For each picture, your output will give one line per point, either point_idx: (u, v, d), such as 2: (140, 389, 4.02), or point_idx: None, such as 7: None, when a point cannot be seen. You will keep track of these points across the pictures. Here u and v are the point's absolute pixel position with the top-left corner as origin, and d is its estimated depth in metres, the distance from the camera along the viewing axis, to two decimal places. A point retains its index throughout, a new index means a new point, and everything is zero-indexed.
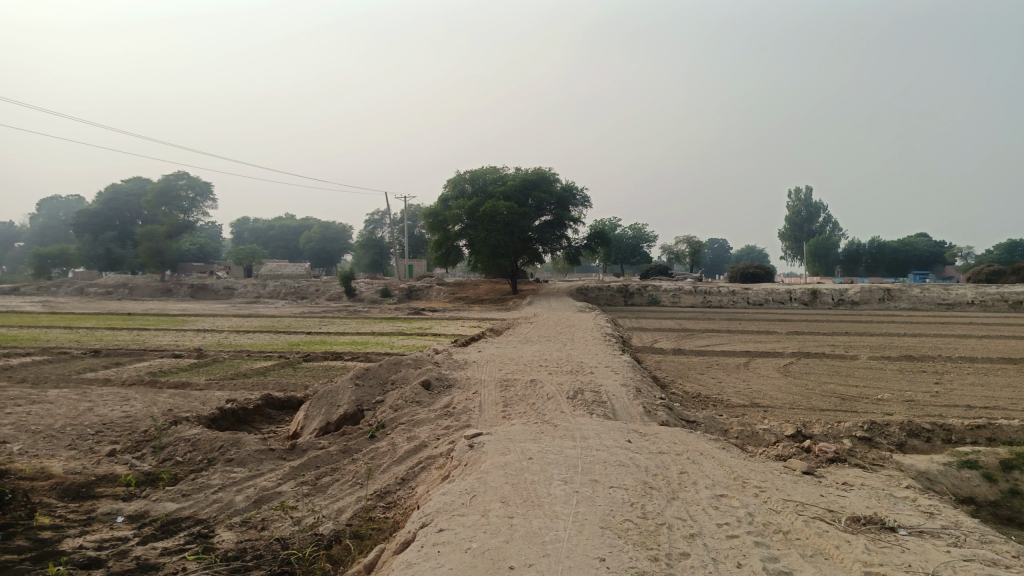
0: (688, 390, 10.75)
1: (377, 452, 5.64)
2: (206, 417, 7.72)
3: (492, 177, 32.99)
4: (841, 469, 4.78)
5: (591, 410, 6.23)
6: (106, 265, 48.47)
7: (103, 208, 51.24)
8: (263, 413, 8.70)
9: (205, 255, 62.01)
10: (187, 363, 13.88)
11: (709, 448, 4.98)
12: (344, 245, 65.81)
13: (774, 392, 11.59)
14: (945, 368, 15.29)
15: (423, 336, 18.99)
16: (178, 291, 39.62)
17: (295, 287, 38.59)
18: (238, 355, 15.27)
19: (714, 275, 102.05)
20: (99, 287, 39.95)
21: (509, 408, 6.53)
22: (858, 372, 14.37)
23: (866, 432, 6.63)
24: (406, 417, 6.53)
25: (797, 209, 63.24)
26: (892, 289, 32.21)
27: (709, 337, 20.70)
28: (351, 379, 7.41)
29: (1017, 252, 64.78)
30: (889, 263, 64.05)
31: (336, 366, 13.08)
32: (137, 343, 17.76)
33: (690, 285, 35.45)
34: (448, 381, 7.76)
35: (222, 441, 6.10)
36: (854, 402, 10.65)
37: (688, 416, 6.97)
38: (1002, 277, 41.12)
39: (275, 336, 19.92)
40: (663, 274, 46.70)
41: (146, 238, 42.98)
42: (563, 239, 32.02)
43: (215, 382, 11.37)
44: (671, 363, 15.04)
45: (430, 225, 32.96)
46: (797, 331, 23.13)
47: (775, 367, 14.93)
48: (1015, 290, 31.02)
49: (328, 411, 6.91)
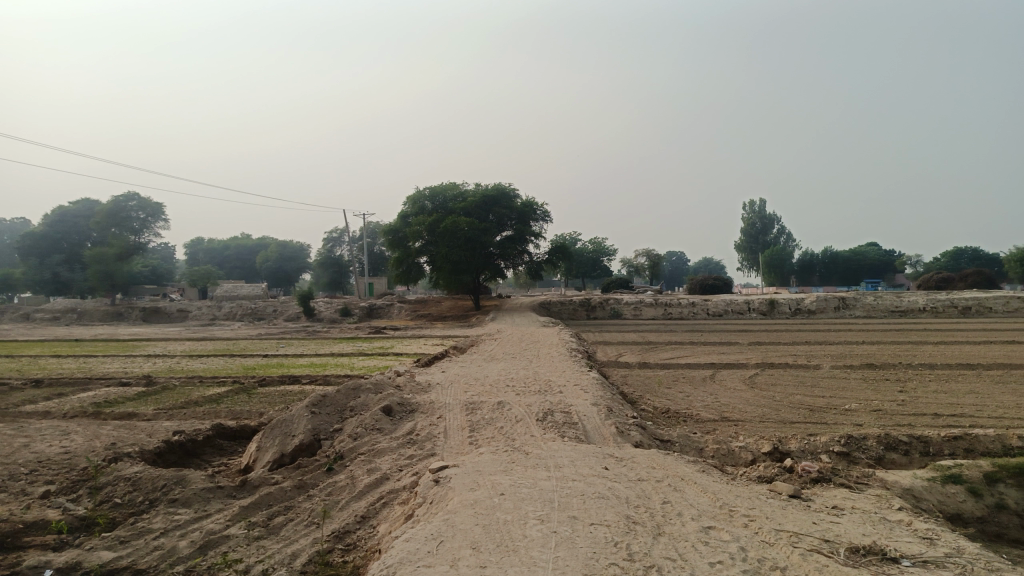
0: (657, 406, 10.53)
1: (335, 487, 5.24)
2: (151, 451, 7.23)
3: (452, 194, 32.69)
4: (828, 491, 4.54)
5: (563, 434, 5.93)
6: (53, 289, 46.77)
7: (50, 230, 49.49)
8: (213, 444, 8.21)
9: (158, 276, 60.29)
10: (134, 391, 13.19)
11: (689, 471, 4.72)
12: (302, 264, 64.71)
13: (741, 404, 11.43)
14: (906, 375, 15.36)
15: (384, 355, 18.50)
16: (129, 315, 38.33)
17: (252, 308, 37.64)
18: (190, 382, 14.63)
19: (673, 286, 103.01)
20: (46, 312, 38.45)
21: (476, 434, 6.19)
22: (821, 382, 14.35)
23: (845, 446, 6.46)
24: (366, 446, 6.14)
25: (751, 221, 64.13)
26: (848, 297, 32.69)
27: (673, 350, 20.59)
28: (307, 406, 6.99)
29: (963, 259, 66.68)
30: (843, 273, 65.34)
31: (293, 391, 12.56)
32: (83, 371, 16.94)
33: (652, 298, 35.52)
34: (411, 405, 7.39)
35: (165, 481, 5.63)
36: (822, 414, 10.54)
37: (662, 436, 6.72)
38: (951, 284, 42.17)
39: (231, 360, 19.21)
40: (624, 288, 46.82)
41: (94, 261, 41.54)
42: (525, 255, 31.81)
43: (163, 412, 10.77)
44: (638, 377, 14.83)
45: (389, 242, 32.44)
46: (759, 341, 23.20)
47: (739, 379, 14.82)
48: (965, 296, 31.74)
49: (282, 442, 6.49)
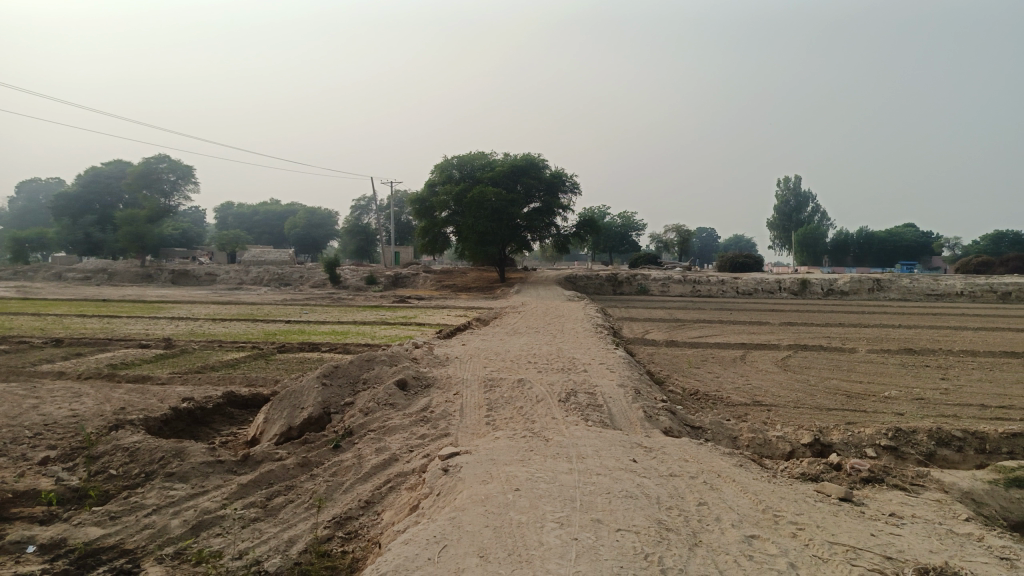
0: (686, 387, 10.08)
1: (341, 467, 4.88)
2: (156, 419, 6.97)
3: (480, 163, 32.14)
4: (881, 494, 4.07)
5: (587, 417, 5.51)
6: (86, 250, 47.26)
7: (83, 191, 49.91)
8: (224, 412, 7.94)
9: (188, 240, 60.71)
10: (153, 354, 13.00)
11: (726, 466, 4.27)
12: (329, 231, 64.71)
13: (774, 389, 10.89)
14: (947, 362, 14.63)
15: (406, 325, 18.17)
16: (158, 277, 38.58)
17: (279, 273, 37.64)
18: (209, 346, 14.43)
19: (703, 262, 101.54)
20: (78, 272, 38.79)
21: (493, 413, 5.80)
22: (857, 367, 13.71)
23: (891, 440, 5.97)
24: (377, 423, 5.78)
25: (785, 198, 62.75)
26: (882, 279, 31.67)
27: (702, 328, 20.01)
28: (317, 378, 6.65)
29: (1003, 243, 64.76)
30: (877, 254, 63.86)
31: (312, 359, 12.26)
32: (106, 332, 16.86)
33: (680, 274, 34.83)
34: (427, 380, 7.01)
35: (163, 452, 5.30)
36: (861, 401, 9.99)
37: (693, 421, 6.28)
38: (991, 268, 40.82)
39: (253, 325, 19.04)
40: (653, 263, 46.08)
41: (125, 222, 41.78)
42: (552, 227, 31.26)
43: (178, 377, 10.53)
44: (665, 356, 14.36)
45: (416, 211, 32.03)
46: (790, 321, 22.53)
47: (772, 361, 14.23)
48: (1004, 281, 30.62)
49: (290, 414, 6.17)
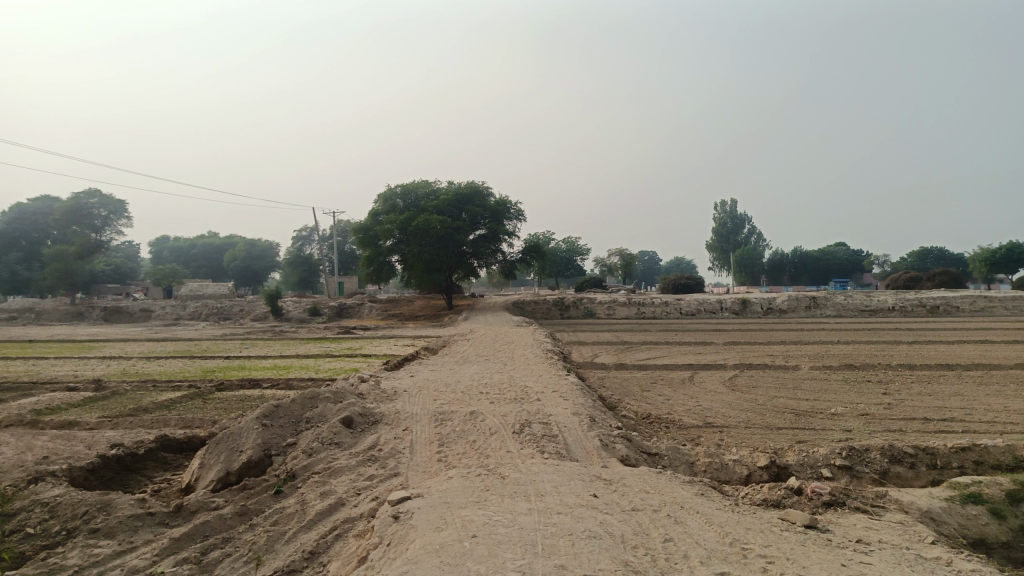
0: (638, 411, 9.99)
1: (283, 515, 4.56)
2: (82, 468, 6.50)
3: (424, 192, 31.92)
4: (845, 519, 3.99)
5: (542, 449, 5.32)
6: (11, 289, 45.07)
7: (7, 227, 47.79)
8: (156, 458, 7.48)
9: (121, 275, 58.52)
10: (81, 397, 12.28)
11: (689, 496, 4.14)
12: (270, 262, 63.36)
13: (725, 409, 10.90)
14: (887, 376, 14.97)
15: (352, 357, 17.72)
16: (89, 315, 36.98)
17: (218, 308, 36.52)
18: (142, 386, 13.73)
19: (645, 284, 103.01)
20: (1, 312, 36.86)
21: (445, 450, 5.57)
22: (803, 384, 13.89)
23: (846, 459, 5.96)
24: (321, 465, 5.48)
25: (723, 220, 64.20)
26: (819, 296, 32.54)
27: (649, 350, 20.11)
28: (257, 418, 6.29)
29: (929, 259, 67.57)
30: (812, 272, 65.84)
31: (253, 397, 11.77)
32: (31, 375, 15.92)
33: (625, 297, 35.13)
34: (374, 416, 6.73)
35: (86, 506, 4.89)
36: (809, 419, 10.06)
37: (649, 448, 6.16)
38: (919, 283, 42.41)
39: (190, 363, 18.28)
40: (598, 287, 46.42)
41: (54, 258, 40.07)
42: (498, 253, 31.18)
43: (108, 420, 9.93)
44: (615, 380, 14.30)
45: (360, 240, 31.55)
46: (735, 341, 22.83)
47: (720, 381, 14.30)
48: (933, 295, 31.83)
49: (228, 458, 5.81)
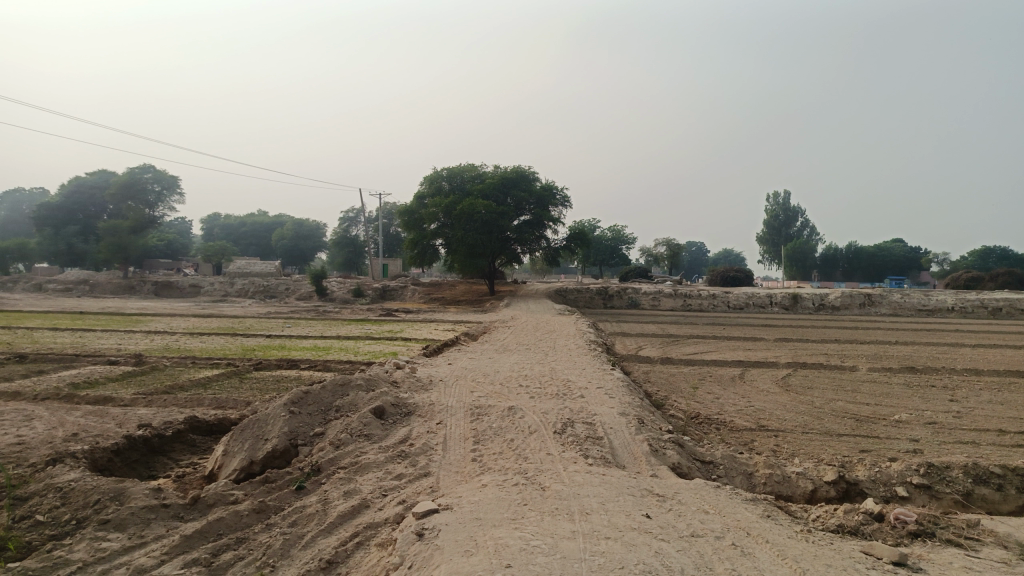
0: (687, 411, 9.46)
1: (301, 516, 4.19)
2: (105, 450, 6.29)
3: (470, 176, 31.56)
4: (938, 556, 3.43)
5: (587, 453, 4.88)
6: (68, 261, 46.28)
7: (66, 200, 49.05)
8: (184, 441, 7.26)
9: (173, 251, 59.63)
10: (121, 371, 12.24)
11: (753, 519, 3.64)
12: (317, 243, 63.95)
13: (779, 411, 10.27)
14: (951, 382, 14.12)
15: (392, 341, 17.50)
16: (141, 289, 37.69)
17: (264, 286, 36.83)
18: (182, 363, 13.65)
19: (691, 275, 101.25)
20: (58, 283, 37.81)
21: (480, 448, 5.15)
22: (861, 387, 13.11)
23: (925, 477, 5.39)
24: (349, 459, 5.12)
25: (775, 213, 62.34)
26: (874, 294, 31.28)
27: (697, 344, 19.42)
28: (285, 404, 5.97)
29: (990, 259, 64.91)
30: (866, 269, 63.89)
31: (290, 379, 11.55)
32: (77, 347, 16.05)
33: (670, 288, 34.30)
34: (408, 407, 6.34)
35: (98, 494, 4.59)
36: (871, 426, 9.39)
37: (703, 455, 5.65)
38: (980, 283, 40.59)
39: (232, 340, 18.28)
40: (643, 277, 45.59)
41: (108, 232, 40.89)
42: (542, 240, 30.68)
43: (142, 397, 9.80)
44: (661, 375, 13.76)
45: (405, 223, 31.39)
46: (785, 337, 21.96)
47: (772, 380, 13.62)
48: (995, 296, 30.31)
49: (252, 446, 5.51)
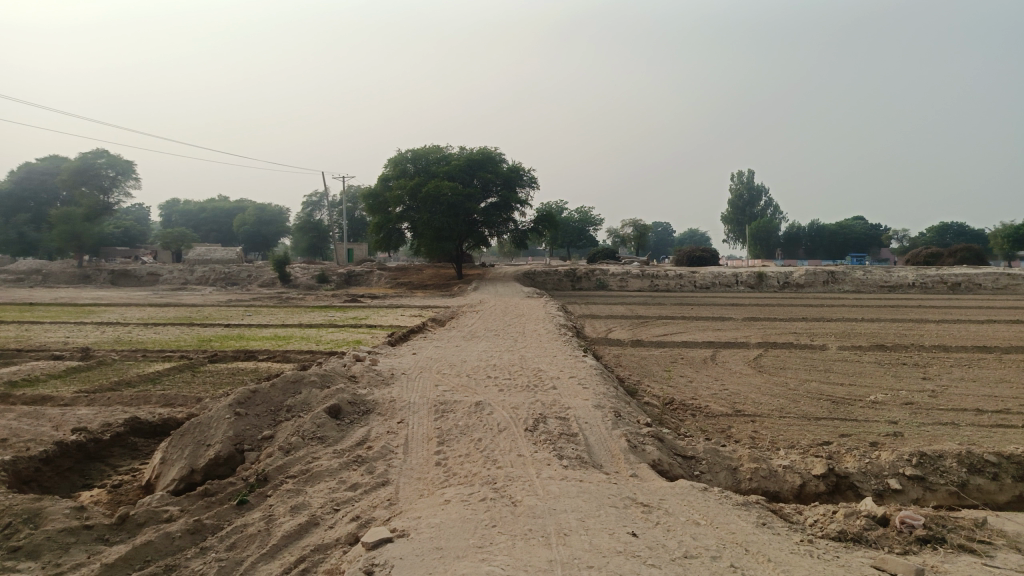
0: (662, 397, 9.11)
1: (241, 537, 3.71)
2: (33, 459, 5.71)
3: (435, 158, 30.89)
4: (955, 568, 3.09)
5: (561, 454, 4.48)
6: (19, 250, 44.54)
7: (16, 188, 47.22)
8: (124, 444, 6.69)
9: (130, 239, 57.81)
10: (64, 367, 11.51)
11: (750, 530, 3.24)
12: (280, 228, 62.54)
13: (755, 394, 9.99)
14: (922, 359, 14.03)
15: (357, 328, 16.92)
16: (96, 278, 36.37)
17: (225, 273, 35.78)
18: (132, 357, 12.93)
19: (658, 256, 101.48)
20: (8, 274, 36.32)
21: (445, 450, 4.71)
22: (833, 367, 12.91)
23: (918, 468, 5.08)
24: (299, 466, 4.63)
25: (739, 192, 62.60)
26: (837, 271, 31.42)
27: (666, 326, 19.16)
28: (230, 406, 5.44)
29: (948, 235, 66.11)
30: (828, 246, 64.69)
31: (246, 371, 10.97)
32: (20, 341, 15.18)
33: (638, 269, 34.08)
34: (366, 405, 5.87)
35: (10, 516, 4.03)
36: (850, 408, 9.15)
37: (684, 449, 5.27)
38: (939, 259, 41.07)
39: (188, 330, 17.52)
40: (610, 258, 45.39)
41: (61, 220, 39.36)
42: (509, 222, 30.18)
43: (84, 396, 9.13)
44: (632, 358, 13.44)
45: (369, 206, 30.66)
46: (754, 316, 21.83)
47: (744, 361, 13.37)
48: (954, 272, 30.65)
49: (193, 453, 5.01)
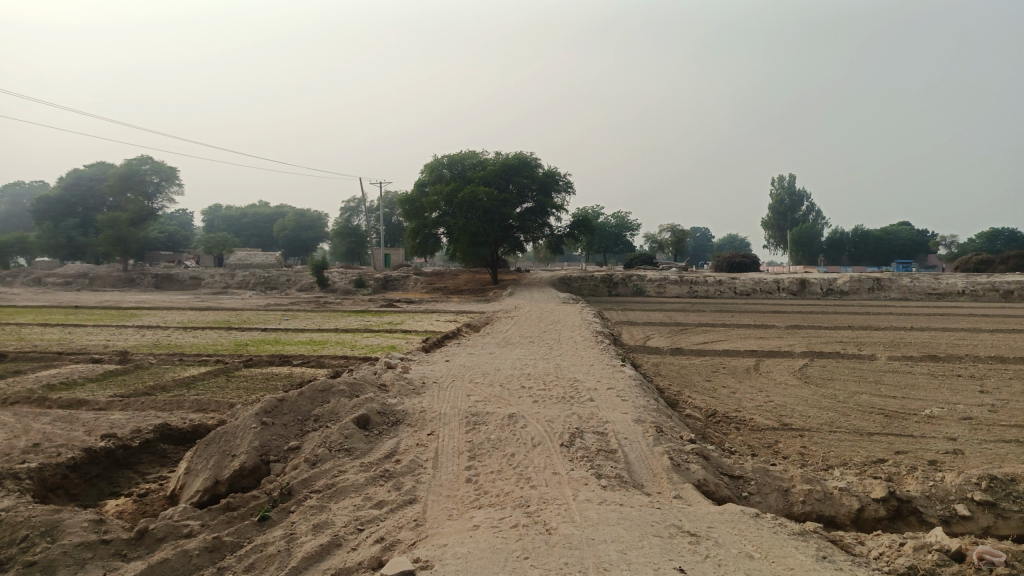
0: (704, 409, 8.74)
1: (260, 558, 3.51)
2: (60, 466, 5.62)
3: (471, 163, 30.79)
4: None
5: (599, 472, 4.21)
6: (68, 254, 45.66)
7: (65, 193, 48.46)
8: (153, 451, 6.59)
9: (174, 243, 58.99)
10: (102, 371, 11.58)
11: (809, 565, 2.94)
12: (319, 233, 63.16)
13: (801, 407, 9.56)
14: (977, 371, 13.38)
15: (391, 333, 16.82)
16: (140, 282, 37.07)
17: (265, 278, 36.15)
18: (169, 361, 12.98)
19: (696, 262, 100.03)
20: (56, 277, 37.21)
21: (476, 466, 4.47)
22: (883, 378, 12.35)
23: (987, 493, 4.69)
24: (325, 480, 4.43)
25: (780, 197, 61.45)
26: (882, 278, 30.47)
27: (706, 333, 18.68)
28: (257, 414, 5.29)
29: (998, 241, 63.96)
30: (872, 252, 63.07)
31: (279, 376, 10.87)
32: (62, 344, 15.40)
33: (676, 274, 33.51)
34: (395, 415, 5.66)
35: (27, 529, 3.90)
36: (903, 423, 8.68)
37: (730, 468, 4.96)
38: (990, 266, 39.62)
39: (225, 335, 17.62)
40: (648, 263, 44.79)
41: (107, 225, 40.24)
42: (545, 228, 29.89)
43: (119, 400, 9.12)
44: (670, 367, 13.06)
45: (406, 212, 30.69)
46: (797, 324, 21.21)
47: (788, 371, 12.88)
48: (1006, 279, 29.50)
49: (217, 463, 4.86)
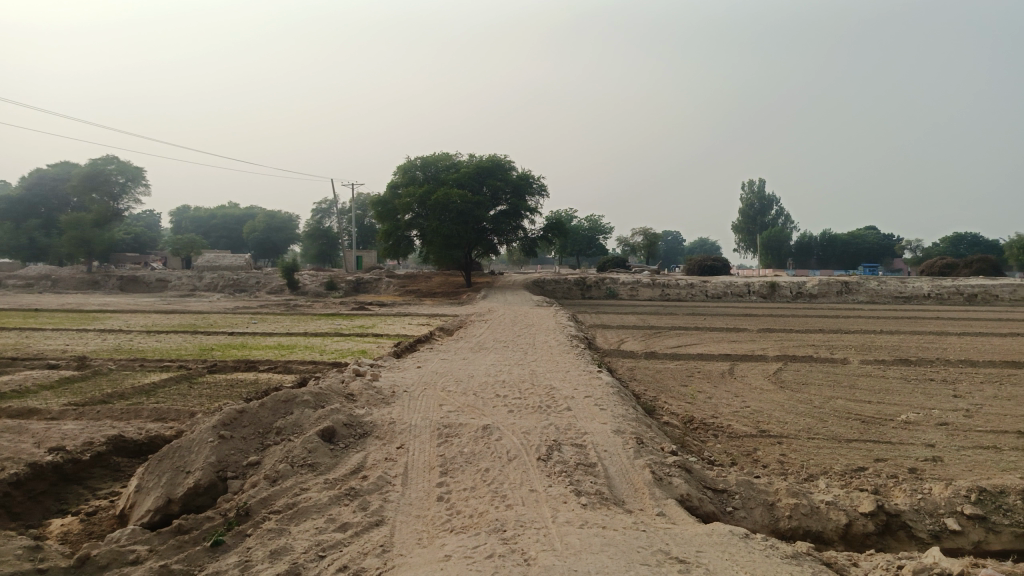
0: (681, 415, 8.56)
1: None
2: (1, 483, 5.24)
3: (444, 165, 30.48)
4: None
5: (579, 489, 3.98)
6: (29, 256, 44.39)
7: (27, 193, 47.13)
8: (106, 465, 6.22)
9: (140, 245, 57.72)
10: (57, 377, 11.07)
11: None
12: (290, 235, 62.27)
13: (778, 412, 9.44)
14: (948, 375, 13.43)
15: (362, 337, 16.45)
16: (105, 283, 36.15)
17: (233, 280, 35.44)
18: (129, 367, 12.50)
19: (668, 265, 100.61)
20: (16, 279, 36.10)
21: (448, 483, 4.21)
22: (857, 382, 12.31)
23: (978, 506, 4.54)
24: (285, 499, 4.14)
25: (750, 201, 61.94)
26: (851, 281, 30.74)
27: (681, 337, 18.59)
28: (214, 427, 4.97)
29: (961, 246, 65.16)
30: (840, 256, 63.85)
31: (245, 382, 10.49)
32: (18, 349, 14.78)
33: (649, 277, 33.51)
34: (363, 428, 5.38)
35: None
36: (881, 428, 8.58)
37: (715, 481, 4.74)
38: (954, 270, 40.21)
39: (190, 339, 17.07)
40: (621, 266, 44.81)
41: (70, 226, 39.14)
42: (519, 230, 29.70)
43: (73, 410, 8.68)
44: (645, 371, 12.89)
45: (378, 214, 30.31)
46: (770, 327, 21.24)
47: (764, 375, 12.80)
48: (971, 282, 29.96)
49: (170, 480, 4.53)
